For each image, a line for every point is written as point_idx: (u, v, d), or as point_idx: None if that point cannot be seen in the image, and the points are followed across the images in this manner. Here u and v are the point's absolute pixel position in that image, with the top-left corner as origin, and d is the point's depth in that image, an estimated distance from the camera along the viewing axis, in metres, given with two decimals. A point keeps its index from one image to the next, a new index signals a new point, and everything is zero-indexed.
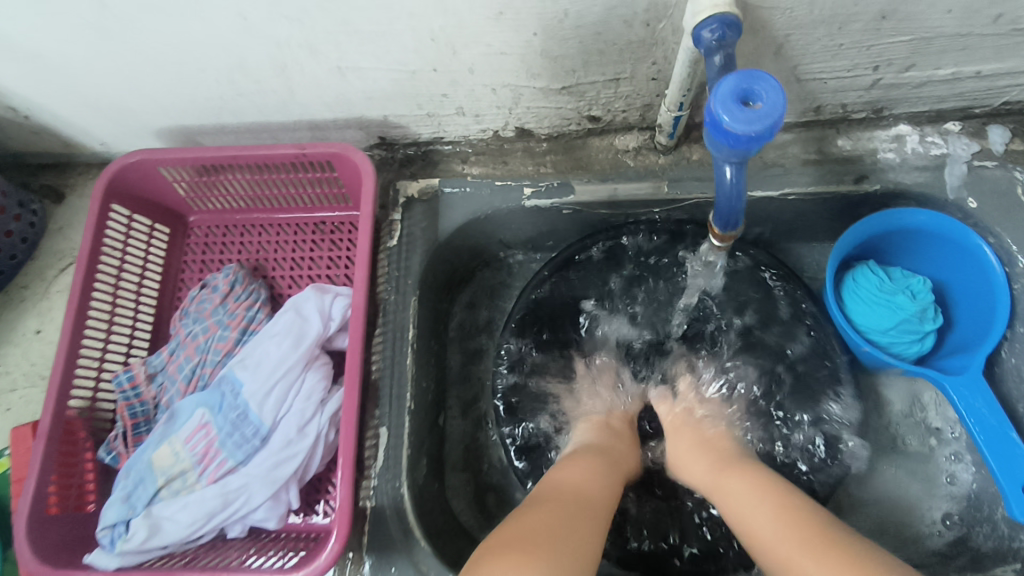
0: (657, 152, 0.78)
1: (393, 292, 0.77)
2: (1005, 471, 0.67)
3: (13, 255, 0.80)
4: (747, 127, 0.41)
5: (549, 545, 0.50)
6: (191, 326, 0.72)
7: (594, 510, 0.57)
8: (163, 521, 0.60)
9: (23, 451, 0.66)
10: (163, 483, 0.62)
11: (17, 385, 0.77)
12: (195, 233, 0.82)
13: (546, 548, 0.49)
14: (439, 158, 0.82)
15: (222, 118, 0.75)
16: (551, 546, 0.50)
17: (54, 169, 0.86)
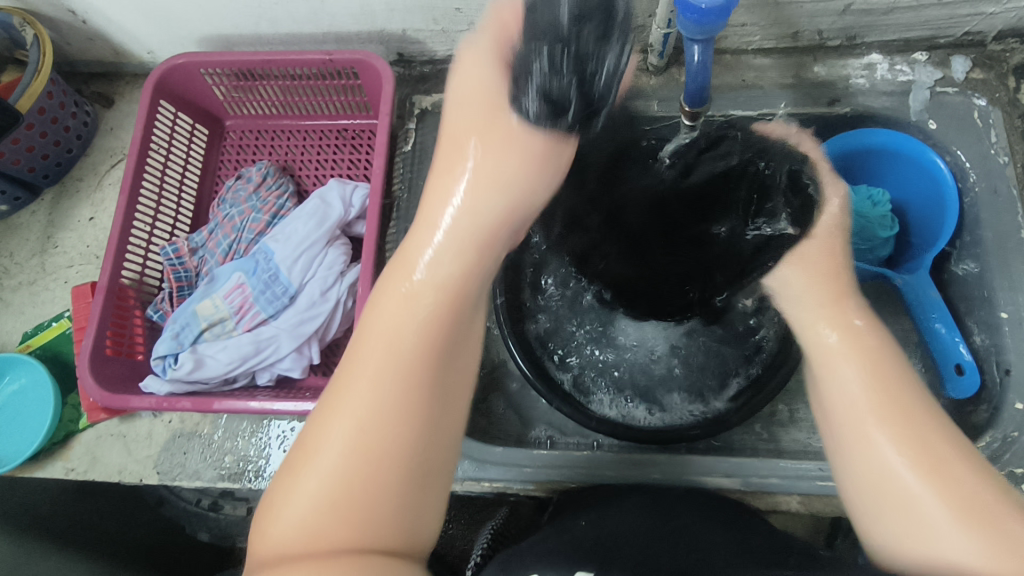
0: (649, 73, 0.86)
1: (406, 191, 0.86)
2: (941, 356, 0.77)
3: (70, 150, 0.90)
4: (710, 2, 0.49)
5: (363, 487, 0.41)
6: (229, 210, 0.81)
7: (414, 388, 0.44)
8: (206, 359, 0.70)
9: (84, 306, 0.76)
10: (205, 328, 0.72)
11: (74, 262, 0.87)
12: (230, 135, 0.92)
13: (366, 501, 0.41)
14: (451, 77, 0.91)
15: (259, 28, 0.84)
16: (365, 473, 0.42)
17: (104, 77, 0.95)
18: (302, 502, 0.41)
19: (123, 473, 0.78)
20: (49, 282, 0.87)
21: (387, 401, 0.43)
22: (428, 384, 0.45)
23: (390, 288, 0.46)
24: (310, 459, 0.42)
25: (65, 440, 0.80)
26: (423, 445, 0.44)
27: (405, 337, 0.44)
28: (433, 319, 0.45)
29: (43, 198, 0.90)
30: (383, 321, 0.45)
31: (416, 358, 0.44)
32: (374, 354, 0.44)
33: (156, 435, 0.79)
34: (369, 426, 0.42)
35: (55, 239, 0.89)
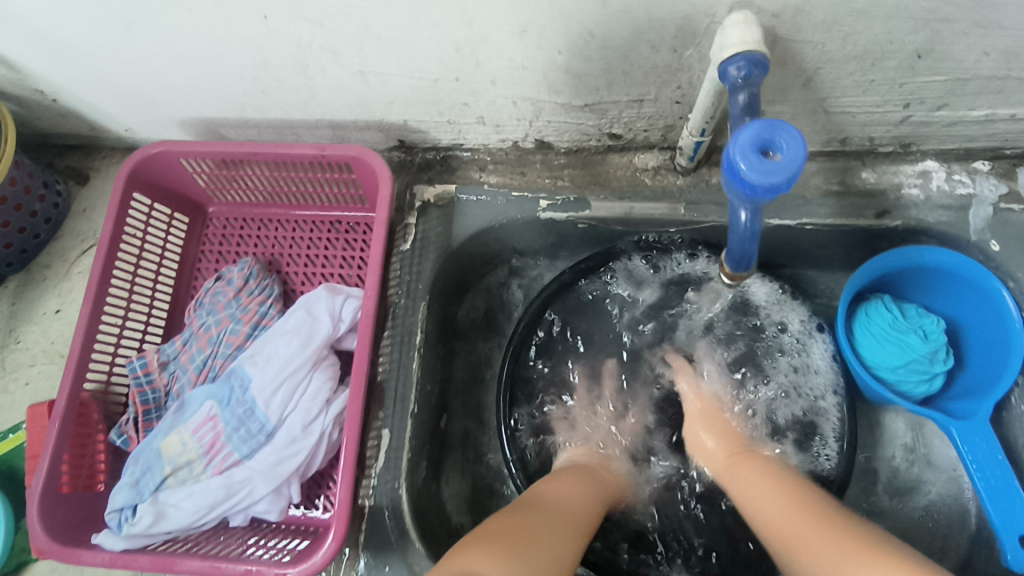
0: (676, 172, 0.78)
1: (403, 296, 0.78)
2: (1003, 520, 0.67)
3: (37, 234, 0.82)
4: (765, 177, 0.40)
5: (535, 544, 0.52)
6: (205, 318, 0.73)
7: (576, 531, 0.59)
8: (169, 507, 0.62)
9: (39, 429, 0.69)
10: (170, 471, 0.64)
11: (36, 361, 0.79)
12: (213, 223, 0.83)
13: (532, 551, 0.51)
14: (457, 165, 0.82)
15: (245, 113, 0.76)
16: (546, 544, 0.53)
17: (79, 150, 0.88)
18: (485, 556, 0.49)
19: None
20: (8, 383, 0.79)
21: (569, 509, 0.62)
22: (581, 530, 0.60)
23: (575, 477, 0.69)
24: (526, 537, 0.53)
25: (16, 570, 0.72)
26: (571, 550, 0.55)
27: (587, 485, 0.68)
28: (584, 485, 0.68)
29: (6, 286, 0.83)
30: (567, 482, 0.67)
31: (587, 514, 0.63)
32: (558, 486, 0.66)
33: (115, 572, 0.71)
34: (554, 492, 0.64)
35: (18, 333, 0.81)
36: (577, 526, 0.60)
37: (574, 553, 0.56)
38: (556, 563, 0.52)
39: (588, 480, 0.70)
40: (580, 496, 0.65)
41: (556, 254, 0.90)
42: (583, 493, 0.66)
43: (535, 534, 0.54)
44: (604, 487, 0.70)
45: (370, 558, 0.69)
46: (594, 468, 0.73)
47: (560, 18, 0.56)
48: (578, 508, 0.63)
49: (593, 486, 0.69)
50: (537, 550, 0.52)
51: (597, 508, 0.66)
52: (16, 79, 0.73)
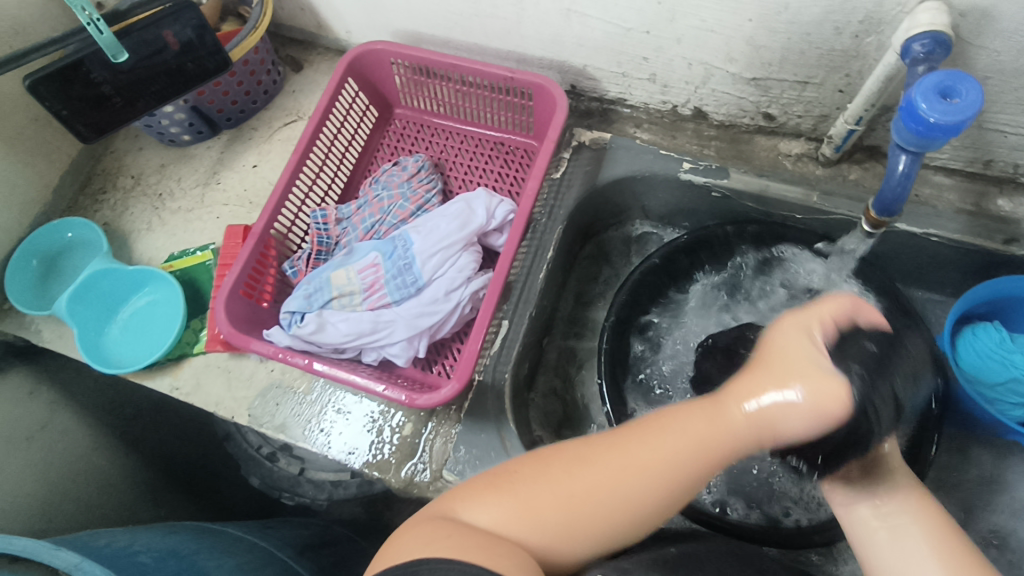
0: (817, 162, 0.84)
1: (545, 216, 0.87)
2: None
3: (255, 101, 0.97)
4: (940, 117, 0.47)
5: (546, 510, 0.52)
6: (380, 191, 0.85)
7: (633, 492, 0.52)
8: (328, 324, 0.74)
9: (233, 246, 0.82)
10: (335, 296, 0.76)
11: (229, 201, 0.94)
12: (395, 122, 0.97)
13: (534, 517, 0.52)
14: (615, 118, 0.92)
15: (452, 33, 0.89)
16: (563, 501, 0.52)
17: (301, 44, 1.04)
18: (501, 509, 0.52)
19: (219, 406, 0.82)
20: (204, 214, 0.94)
21: (643, 463, 0.52)
22: (646, 490, 0.52)
23: (691, 409, 0.54)
24: (531, 499, 0.52)
25: (177, 359, 0.85)
26: (611, 521, 0.52)
27: (701, 417, 0.53)
28: (713, 424, 0.53)
29: (219, 137, 0.99)
30: (683, 411, 0.54)
31: (678, 466, 0.52)
32: (665, 428, 0.54)
33: (256, 379, 0.83)
34: (640, 435, 0.54)
35: (219, 176, 0.96)
36: (636, 477, 0.52)
37: (611, 513, 0.52)
38: (565, 534, 0.52)
39: (719, 406, 0.53)
40: (688, 441, 0.53)
41: (680, 222, 0.98)
42: (705, 441, 0.52)
43: (559, 482, 0.53)
44: (767, 410, 0.51)
45: (471, 423, 0.78)
46: (728, 407, 0.53)
47: None
48: (654, 466, 0.52)
49: (714, 432, 0.52)
50: (544, 514, 0.52)
51: (722, 449, 0.52)
52: None
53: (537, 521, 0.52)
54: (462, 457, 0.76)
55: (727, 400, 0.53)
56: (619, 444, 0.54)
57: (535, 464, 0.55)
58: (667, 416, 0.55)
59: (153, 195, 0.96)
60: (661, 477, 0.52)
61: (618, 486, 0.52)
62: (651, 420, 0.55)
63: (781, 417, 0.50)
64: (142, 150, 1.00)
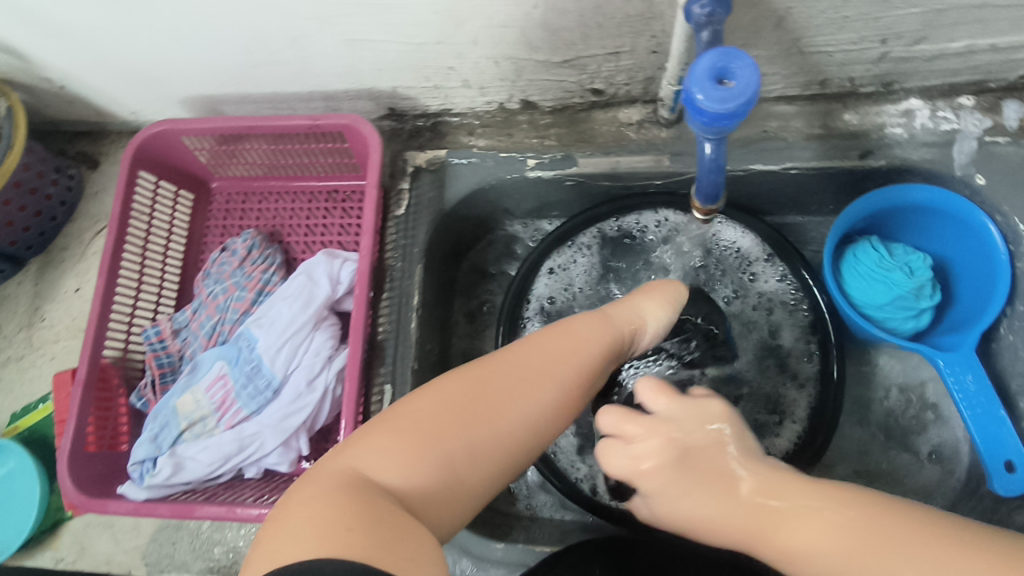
0: (660, 125, 0.79)
1: (400, 259, 0.81)
2: (990, 447, 0.70)
3: (54, 217, 0.86)
4: (721, 104, 0.42)
5: (449, 441, 0.44)
6: (213, 286, 0.77)
7: (544, 399, 0.48)
8: (186, 460, 0.67)
9: (64, 395, 0.73)
10: (186, 427, 0.69)
11: (61, 337, 0.84)
12: (217, 197, 0.88)
13: (437, 455, 0.43)
14: (447, 130, 0.85)
15: (242, 88, 0.79)
16: (471, 426, 0.45)
17: (88, 135, 0.92)
18: (398, 446, 0.43)
19: (111, 564, 0.76)
20: (36, 359, 0.84)
21: (551, 376, 0.50)
22: (557, 403, 0.50)
23: (585, 332, 0.55)
24: (431, 434, 0.44)
25: (53, 528, 0.78)
26: (511, 449, 0.47)
27: (593, 342, 0.54)
28: (598, 343, 0.55)
29: (28, 268, 0.88)
30: (572, 330, 0.54)
31: (578, 377, 0.52)
32: (557, 346, 0.52)
33: (143, 525, 0.76)
34: (544, 358, 0.51)
35: (42, 311, 0.86)
36: (549, 390, 0.49)
37: (521, 438, 0.47)
38: (474, 474, 0.45)
39: (607, 336, 0.56)
40: (581, 352, 0.53)
41: (549, 213, 0.92)
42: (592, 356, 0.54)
43: (463, 412, 0.46)
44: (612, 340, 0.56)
45: None
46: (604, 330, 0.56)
47: None
48: (561, 377, 0.50)
49: (598, 351, 0.54)
50: (446, 449, 0.44)
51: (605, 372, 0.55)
52: (24, 68, 0.76)
53: (443, 457, 0.43)
54: None
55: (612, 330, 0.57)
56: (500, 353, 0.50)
57: (422, 395, 0.47)
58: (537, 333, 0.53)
59: None
60: (568, 390, 0.50)
61: (516, 391, 0.48)
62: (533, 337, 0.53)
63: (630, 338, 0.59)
64: None
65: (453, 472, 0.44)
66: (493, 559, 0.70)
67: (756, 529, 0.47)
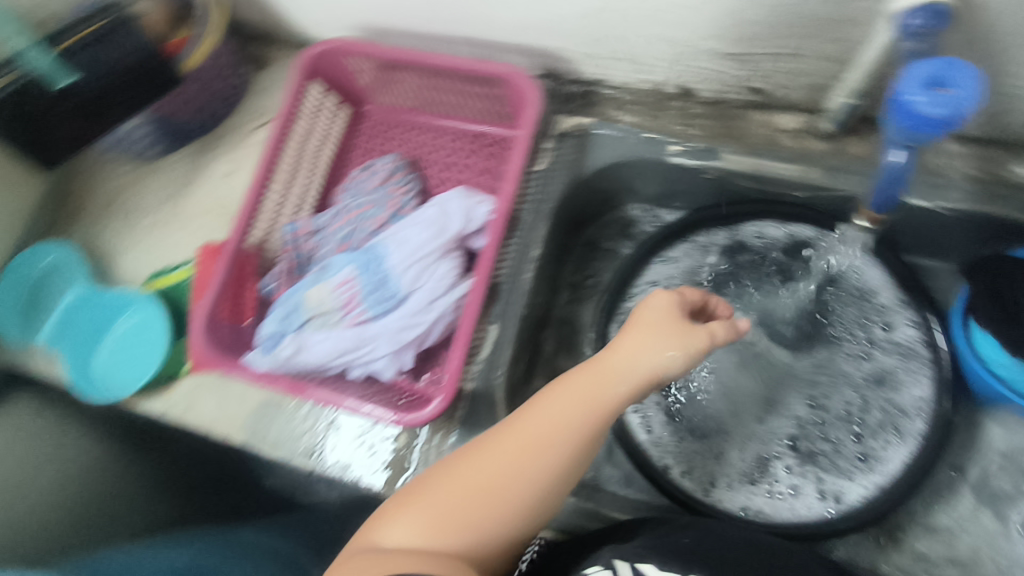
0: (817, 137, 0.79)
1: (528, 212, 0.84)
2: None
3: (221, 107, 0.94)
4: (930, 110, 0.43)
5: (476, 523, 0.54)
6: (354, 198, 0.82)
7: (555, 453, 0.56)
8: (307, 345, 0.72)
9: (206, 269, 0.80)
10: (311, 316, 0.74)
11: (205, 215, 0.92)
12: (368, 120, 0.93)
13: (473, 529, 0.53)
14: (597, 101, 0.87)
15: (415, 22, 0.83)
16: (495, 488, 0.55)
17: (263, 40, 0.99)
18: (413, 523, 0.53)
19: (211, 426, 0.82)
20: (181, 229, 0.92)
21: (541, 433, 0.56)
22: (556, 446, 0.56)
23: (593, 379, 0.58)
24: (451, 505, 0.54)
25: (167, 382, 0.85)
26: (536, 492, 0.55)
27: (590, 392, 0.57)
28: (595, 390, 0.57)
29: (189, 148, 0.96)
30: (571, 381, 0.58)
31: (585, 436, 0.57)
32: (551, 399, 0.58)
33: (246, 398, 0.83)
34: (541, 425, 0.56)
35: (193, 188, 0.94)
36: (551, 442, 0.56)
37: (537, 497, 0.56)
38: (508, 524, 0.55)
39: (610, 374, 0.58)
40: (590, 409, 0.57)
41: (673, 203, 0.93)
42: (598, 396, 0.57)
43: (490, 487, 0.55)
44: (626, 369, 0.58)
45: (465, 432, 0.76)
46: (598, 376, 0.58)
47: None
48: (556, 433, 0.56)
49: (595, 396, 0.57)
50: (486, 510, 0.54)
51: (623, 404, 0.58)
52: None
53: (475, 519, 0.54)
54: None
55: (620, 365, 0.58)
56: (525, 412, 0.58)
57: (426, 490, 0.55)
58: (564, 379, 0.59)
59: (129, 213, 0.94)
60: (570, 432, 0.56)
61: (535, 444, 0.55)
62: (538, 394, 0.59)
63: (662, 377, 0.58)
64: (115, 165, 0.97)
65: (493, 520, 0.54)
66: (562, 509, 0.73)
67: None
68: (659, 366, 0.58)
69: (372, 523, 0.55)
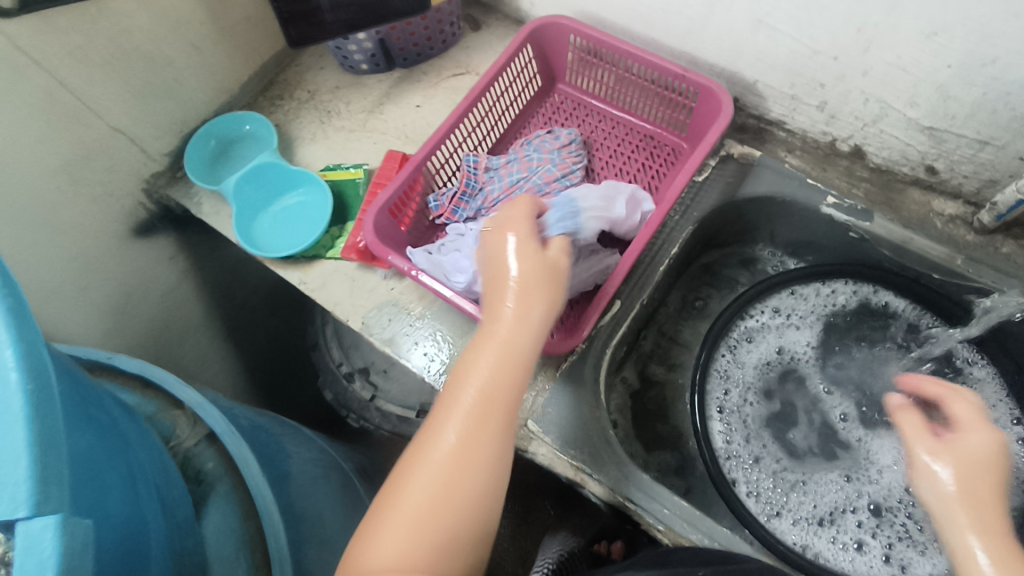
0: (970, 227, 0.82)
1: (677, 214, 0.90)
2: None
3: (433, 48, 1.05)
4: None
5: (444, 521, 0.51)
6: (532, 152, 0.91)
7: (497, 420, 0.55)
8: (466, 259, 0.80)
9: (390, 169, 0.90)
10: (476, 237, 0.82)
11: (388, 132, 1.02)
12: (554, 96, 1.02)
13: (442, 525, 0.50)
14: (768, 139, 0.93)
15: (635, 23, 0.93)
16: (471, 484, 0.52)
17: (483, 6, 1.10)
18: (393, 542, 0.49)
19: (338, 307, 0.90)
20: (364, 138, 1.02)
21: (484, 402, 0.55)
22: (497, 415, 0.55)
23: (491, 331, 0.59)
24: (431, 517, 0.50)
25: (310, 259, 0.93)
26: (498, 475, 0.54)
27: (507, 351, 0.58)
28: (509, 347, 0.58)
29: (391, 74, 1.07)
30: (496, 329, 0.59)
31: (486, 389, 0.56)
32: (485, 355, 0.57)
33: (376, 293, 0.90)
34: (480, 397, 0.55)
35: (384, 107, 1.04)
36: (493, 412, 0.55)
37: (498, 478, 0.55)
38: (478, 508, 0.53)
39: (529, 286, 0.61)
40: (496, 357, 0.57)
41: (804, 255, 0.98)
42: (514, 353, 0.58)
43: (461, 481, 0.52)
44: (531, 284, 0.61)
45: (564, 385, 0.81)
46: (528, 288, 0.61)
47: (976, 35, 0.64)
48: (507, 383, 0.57)
49: (503, 351, 0.58)
50: (454, 507, 0.51)
51: (527, 337, 0.59)
52: None
53: (452, 510, 0.51)
54: (550, 413, 0.79)
55: (544, 276, 0.63)
56: (465, 392, 0.56)
57: (401, 491, 0.52)
58: (475, 350, 0.58)
59: (323, 112, 1.06)
60: (515, 386, 0.57)
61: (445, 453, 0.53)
62: (456, 374, 0.58)
63: (529, 320, 0.60)
64: (323, 70, 1.10)
65: (470, 512, 0.52)
66: (635, 483, 0.75)
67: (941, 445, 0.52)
68: (540, 319, 0.60)
69: (352, 558, 0.50)
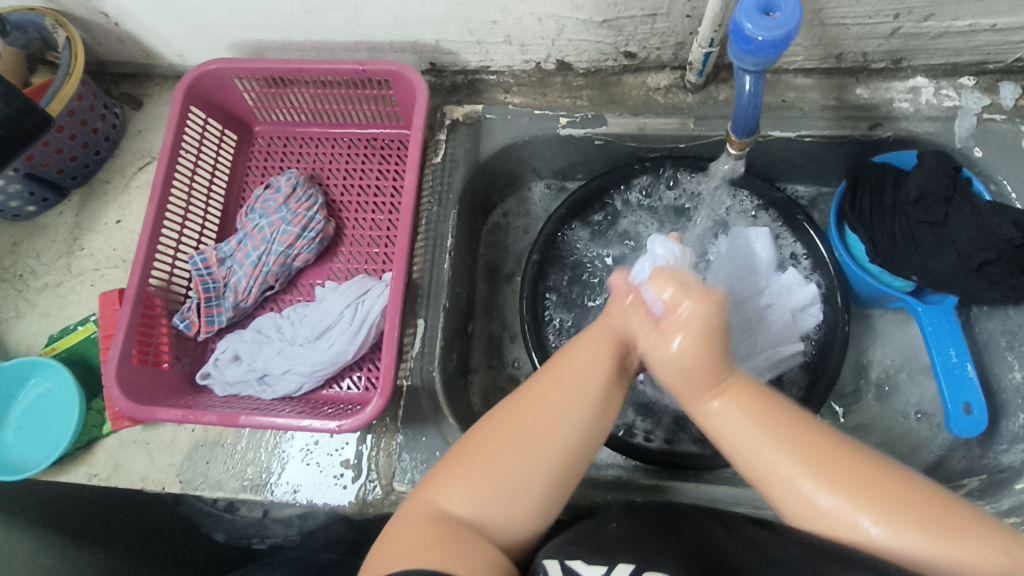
0: (686, 91, 0.85)
1: (435, 204, 0.85)
2: (952, 392, 0.75)
3: (98, 151, 0.89)
4: (767, 34, 0.47)
5: (506, 478, 0.50)
6: (258, 220, 0.81)
7: (569, 418, 0.52)
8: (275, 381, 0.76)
9: (110, 314, 0.76)
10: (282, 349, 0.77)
11: (101, 265, 0.87)
12: (258, 141, 0.91)
13: (507, 482, 0.50)
14: (483, 88, 0.89)
15: (291, 34, 0.83)
16: (516, 447, 0.51)
17: (134, 78, 0.95)
18: (462, 489, 0.50)
19: (146, 481, 0.77)
20: (76, 284, 0.86)
21: (574, 404, 0.53)
22: (572, 406, 0.53)
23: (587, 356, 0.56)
24: (478, 473, 0.50)
25: (88, 445, 0.79)
26: (573, 451, 0.52)
27: (600, 364, 0.55)
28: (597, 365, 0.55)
29: (70, 199, 0.90)
30: (585, 353, 0.56)
31: (577, 399, 0.54)
32: (556, 377, 0.54)
33: (179, 443, 0.78)
34: (575, 368, 0.55)
35: (81, 240, 0.88)
36: (568, 405, 0.53)
37: (572, 452, 0.52)
38: (532, 496, 0.50)
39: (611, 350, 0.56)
40: (589, 385, 0.54)
41: (574, 175, 0.97)
42: (581, 391, 0.54)
43: (502, 459, 0.51)
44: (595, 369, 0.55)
45: (409, 430, 0.76)
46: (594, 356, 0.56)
47: None
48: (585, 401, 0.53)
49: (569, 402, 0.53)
50: (504, 477, 0.50)
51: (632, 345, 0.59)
52: (85, 2, 0.80)
53: (507, 471, 0.50)
54: (409, 465, 0.75)
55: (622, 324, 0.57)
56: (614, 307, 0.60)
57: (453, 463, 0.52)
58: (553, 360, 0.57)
59: (14, 278, 0.88)
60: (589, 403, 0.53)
61: (599, 384, 0.54)
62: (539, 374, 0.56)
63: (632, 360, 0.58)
64: None
65: (529, 489, 0.50)
66: None
67: (841, 468, 0.46)
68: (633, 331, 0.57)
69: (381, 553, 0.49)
